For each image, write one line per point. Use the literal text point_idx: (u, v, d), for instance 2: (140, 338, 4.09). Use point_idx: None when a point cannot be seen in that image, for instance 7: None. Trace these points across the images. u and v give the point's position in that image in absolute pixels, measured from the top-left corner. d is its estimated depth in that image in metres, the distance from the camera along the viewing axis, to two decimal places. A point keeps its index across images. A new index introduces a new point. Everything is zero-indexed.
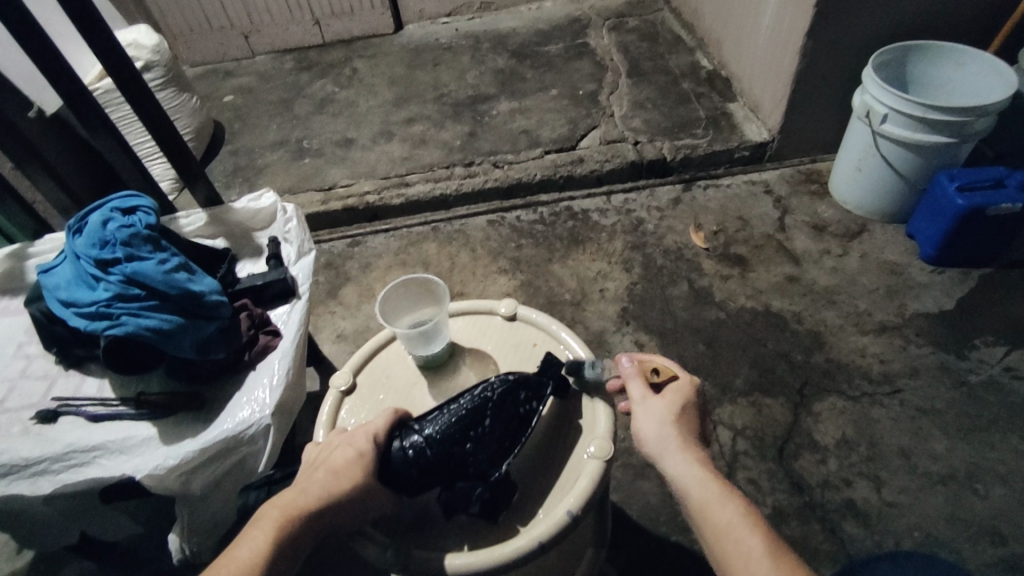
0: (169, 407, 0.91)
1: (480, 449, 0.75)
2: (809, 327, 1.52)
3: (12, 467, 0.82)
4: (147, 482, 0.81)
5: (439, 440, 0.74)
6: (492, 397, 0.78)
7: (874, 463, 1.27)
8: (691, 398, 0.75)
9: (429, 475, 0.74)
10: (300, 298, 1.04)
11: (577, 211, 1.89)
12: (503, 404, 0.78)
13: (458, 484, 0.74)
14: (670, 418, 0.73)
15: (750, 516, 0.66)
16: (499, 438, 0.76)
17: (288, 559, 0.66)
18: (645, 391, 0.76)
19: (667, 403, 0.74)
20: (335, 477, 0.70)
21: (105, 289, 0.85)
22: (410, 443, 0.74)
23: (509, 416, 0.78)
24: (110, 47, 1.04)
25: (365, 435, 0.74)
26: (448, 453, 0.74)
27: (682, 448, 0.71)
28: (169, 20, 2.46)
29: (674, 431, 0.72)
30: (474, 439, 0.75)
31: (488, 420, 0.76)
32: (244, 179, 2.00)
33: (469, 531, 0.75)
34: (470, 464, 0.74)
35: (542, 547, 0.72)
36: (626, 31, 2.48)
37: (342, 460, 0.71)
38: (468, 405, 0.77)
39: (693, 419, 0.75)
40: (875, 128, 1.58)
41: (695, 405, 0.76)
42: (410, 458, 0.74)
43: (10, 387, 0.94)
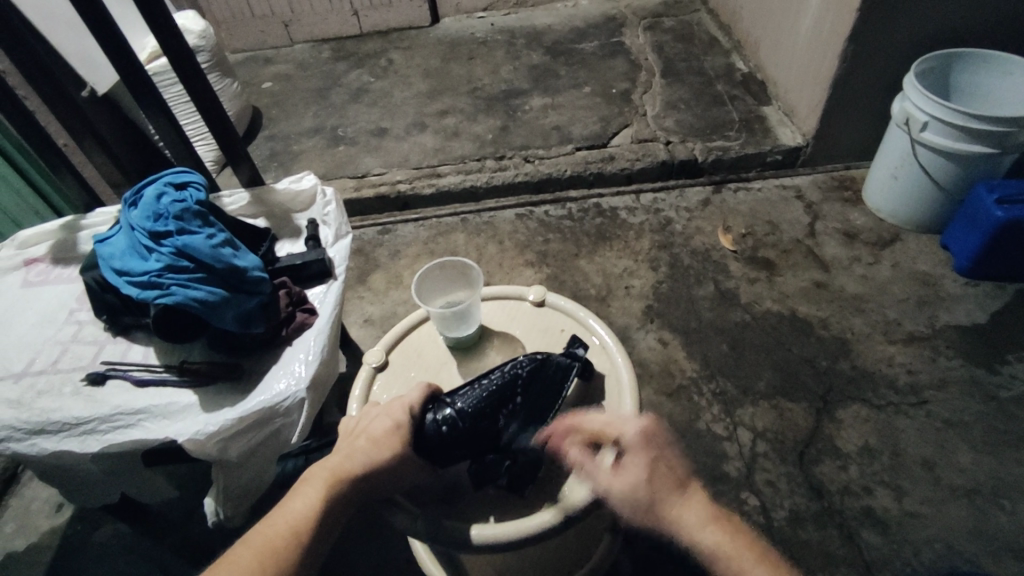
0: (209, 376, 0.95)
1: (512, 424, 0.79)
2: (835, 334, 1.51)
3: (64, 425, 0.87)
4: (188, 446, 0.85)
5: (472, 416, 0.77)
6: (522, 373, 0.81)
7: (896, 472, 1.27)
8: (650, 457, 0.71)
9: (462, 448, 0.77)
10: (336, 279, 1.08)
11: (605, 208, 1.90)
12: (533, 380, 0.81)
13: (488, 457, 0.78)
14: (642, 496, 0.68)
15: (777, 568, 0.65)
16: (526, 413, 0.80)
17: (334, 523, 0.69)
18: (604, 472, 0.71)
19: (630, 479, 0.69)
20: (379, 447, 0.72)
21: (157, 260, 0.89)
22: (443, 416, 0.77)
23: (539, 393, 0.81)
24: (167, 30, 1.08)
25: (402, 407, 0.76)
26: (481, 428, 0.77)
27: (688, 507, 0.69)
28: (214, 6, 2.52)
29: (660, 508, 0.68)
30: (506, 415, 0.79)
31: (519, 397, 0.79)
32: (280, 164, 2.05)
33: (496, 501, 0.78)
34: (500, 438, 0.78)
35: (568, 521, 0.75)
36: (662, 31, 2.47)
37: (383, 431, 0.74)
38: (496, 382, 0.80)
39: (665, 470, 0.71)
40: (913, 136, 1.56)
41: (655, 457, 0.71)
42: (444, 432, 0.76)
43: (63, 350, 0.99)
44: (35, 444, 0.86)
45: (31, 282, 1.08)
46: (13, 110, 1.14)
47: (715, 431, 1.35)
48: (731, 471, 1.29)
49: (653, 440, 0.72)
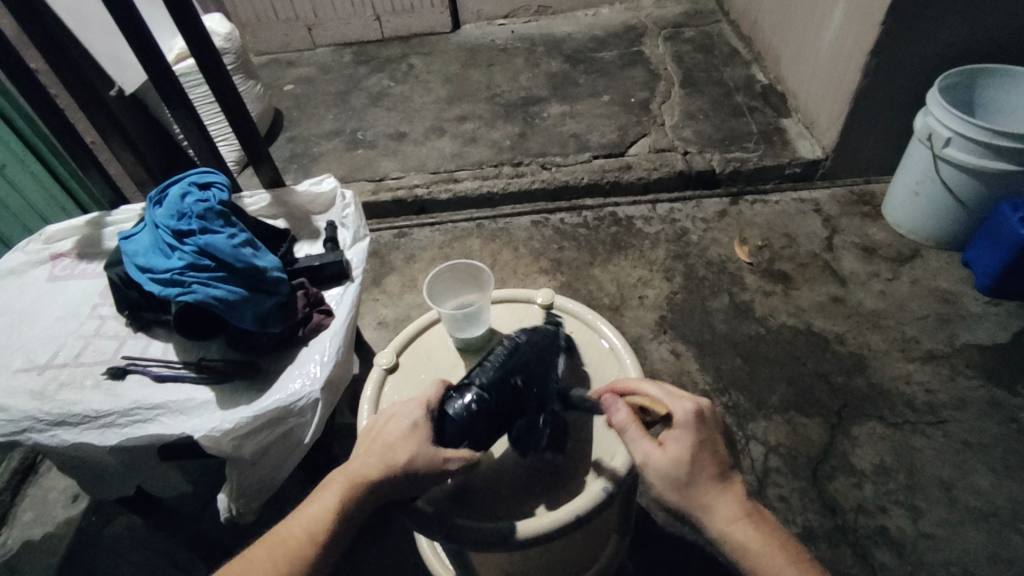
0: (226, 374, 0.96)
1: (534, 389, 0.83)
2: (851, 349, 1.49)
3: (84, 417, 0.89)
4: (204, 442, 0.86)
5: (495, 389, 0.80)
6: (520, 342, 0.87)
7: (911, 492, 1.25)
8: (697, 439, 0.71)
9: (496, 420, 0.79)
10: (352, 281, 1.09)
11: (621, 217, 1.90)
12: (533, 350, 0.86)
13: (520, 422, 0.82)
14: (682, 475, 0.69)
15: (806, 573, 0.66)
16: (540, 376, 0.84)
17: (351, 527, 0.72)
18: (644, 444, 0.72)
19: (671, 457, 0.70)
20: (394, 450, 0.72)
21: (179, 258, 0.91)
22: (469, 396, 0.79)
23: (542, 360, 0.86)
24: (196, 34, 1.10)
25: (419, 405, 0.78)
26: (508, 397, 0.80)
27: (720, 500, 0.69)
28: (239, 9, 2.56)
29: (697, 491, 0.69)
30: (523, 380, 0.83)
31: (528, 363, 0.84)
32: (300, 166, 2.08)
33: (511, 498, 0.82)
34: (527, 404, 0.82)
35: (580, 520, 0.79)
36: (682, 41, 2.48)
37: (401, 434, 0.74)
38: (503, 358, 0.84)
39: (709, 453, 0.71)
40: (936, 151, 1.54)
41: (700, 438, 0.71)
42: (475, 409, 0.78)
43: (85, 343, 1.01)
44: (55, 435, 0.88)
45: (56, 277, 1.11)
46: (46, 109, 1.17)
47: (727, 444, 1.34)
48: (743, 484, 1.28)
49: (703, 422, 0.72)
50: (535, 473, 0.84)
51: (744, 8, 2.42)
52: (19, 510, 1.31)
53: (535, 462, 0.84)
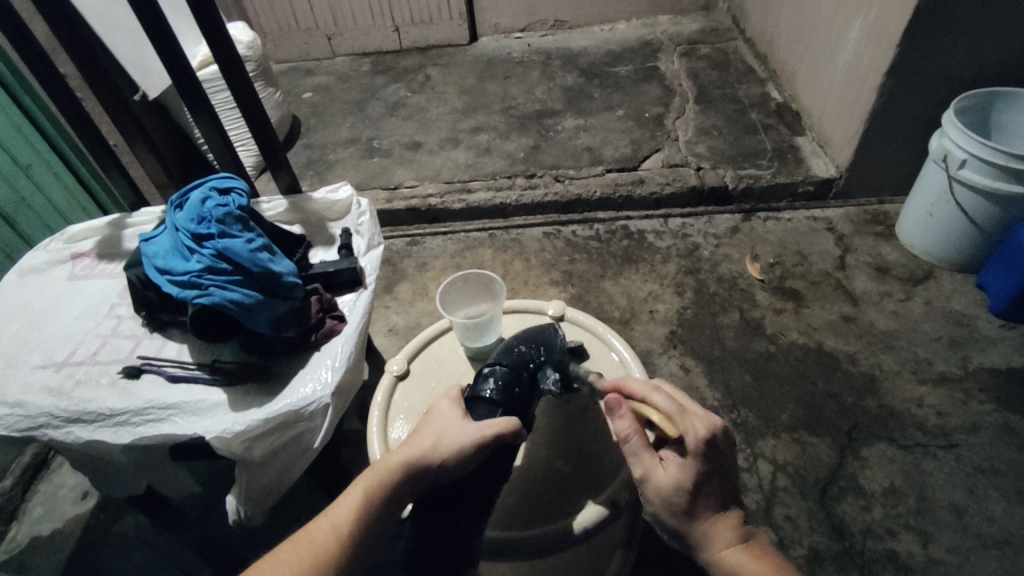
0: (239, 376, 0.97)
1: (537, 348, 0.85)
2: (863, 370, 1.48)
3: (99, 415, 0.91)
4: (215, 443, 0.87)
5: (505, 359, 0.82)
6: (515, 330, 0.90)
7: (922, 516, 1.23)
8: (703, 465, 0.72)
9: (520, 384, 0.80)
10: (366, 288, 1.10)
11: (632, 231, 1.90)
12: (527, 327, 0.90)
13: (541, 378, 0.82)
14: (682, 502, 0.71)
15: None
16: (539, 342, 0.86)
17: (380, 521, 0.69)
18: (648, 465, 0.74)
19: (669, 481, 0.72)
20: (419, 435, 0.73)
21: (197, 261, 0.93)
22: (481, 377, 0.80)
23: (538, 329, 0.89)
24: (224, 44, 1.12)
25: (445, 397, 0.79)
26: (518, 360, 0.82)
27: (711, 523, 0.72)
28: (262, 18, 2.61)
29: (694, 516, 0.72)
30: (523, 347, 0.84)
31: (525, 337, 0.87)
32: (316, 172, 2.10)
33: (521, 507, 0.82)
34: (538, 361, 0.83)
35: (586, 532, 0.79)
36: (697, 57, 2.50)
37: (429, 422, 0.74)
38: (502, 342, 0.86)
39: (713, 481, 0.72)
40: (951, 173, 1.54)
41: (703, 468, 0.72)
42: (491, 381, 0.79)
43: (102, 342, 1.02)
44: (71, 432, 0.90)
45: (76, 276, 1.13)
46: (74, 113, 1.20)
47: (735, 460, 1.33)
48: (750, 503, 1.27)
49: (713, 449, 0.72)
50: (546, 482, 0.84)
51: (760, 27, 2.43)
52: (30, 506, 1.32)
53: (543, 474, 0.85)
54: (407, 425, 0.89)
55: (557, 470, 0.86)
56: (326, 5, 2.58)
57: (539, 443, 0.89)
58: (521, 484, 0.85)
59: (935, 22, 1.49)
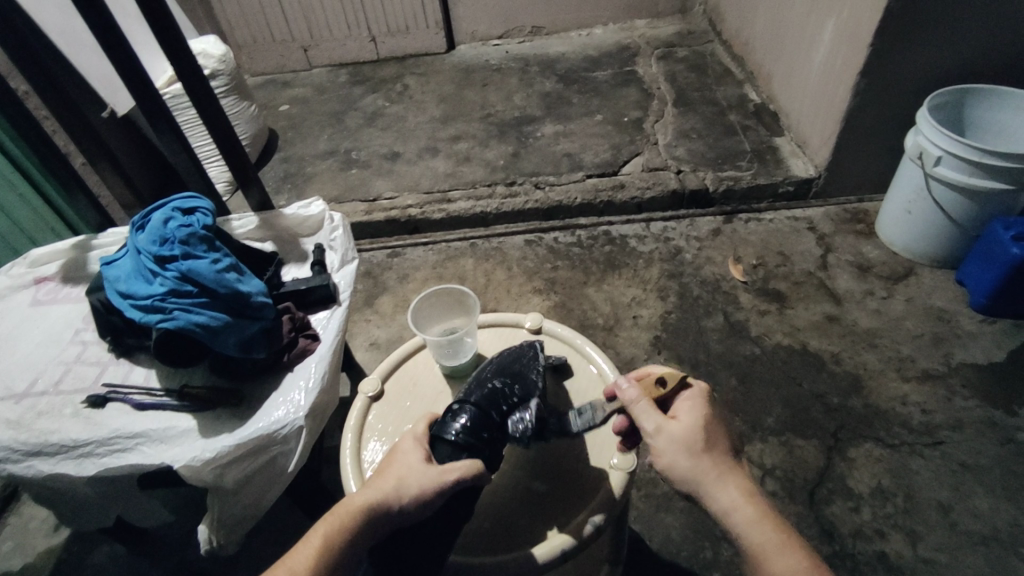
0: (209, 401, 0.94)
1: (511, 385, 0.82)
2: (847, 369, 1.48)
3: (62, 447, 0.87)
4: (183, 471, 0.84)
5: (475, 396, 0.79)
6: (493, 358, 0.86)
7: (910, 515, 1.22)
8: (707, 414, 0.73)
9: (489, 427, 0.77)
10: (340, 305, 1.07)
11: (614, 236, 1.89)
12: (503, 358, 0.86)
13: (510, 420, 0.79)
14: (696, 441, 0.70)
15: (785, 536, 0.66)
16: (513, 377, 0.83)
17: (338, 569, 0.67)
18: (658, 417, 0.72)
19: (689, 423, 0.71)
20: (381, 477, 0.71)
21: (161, 284, 0.89)
22: (453, 415, 0.78)
23: (515, 360, 0.85)
24: (188, 61, 1.10)
25: (410, 436, 0.77)
26: (489, 399, 0.79)
27: (726, 484, 0.68)
28: (236, 30, 2.58)
29: (709, 463, 0.69)
30: (497, 384, 0.81)
31: (501, 371, 0.83)
32: (293, 186, 2.07)
33: (494, 532, 0.80)
34: (510, 400, 0.80)
35: (565, 555, 0.76)
36: (675, 60, 2.50)
37: (390, 463, 0.73)
38: (476, 375, 0.84)
39: (716, 435, 0.72)
40: (927, 170, 1.54)
41: (712, 417, 0.74)
42: (460, 422, 0.76)
43: (66, 370, 0.99)
44: (32, 466, 0.86)
45: (40, 301, 1.10)
46: None
47: None
48: None
49: (709, 403, 0.75)
50: (520, 505, 0.82)
51: (736, 29, 2.44)
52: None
53: (517, 495, 0.83)
54: (380, 447, 0.87)
55: (532, 489, 0.84)
56: (301, 16, 2.56)
57: (516, 462, 0.87)
58: (497, 507, 0.83)
59: (904, 20, 1.50)
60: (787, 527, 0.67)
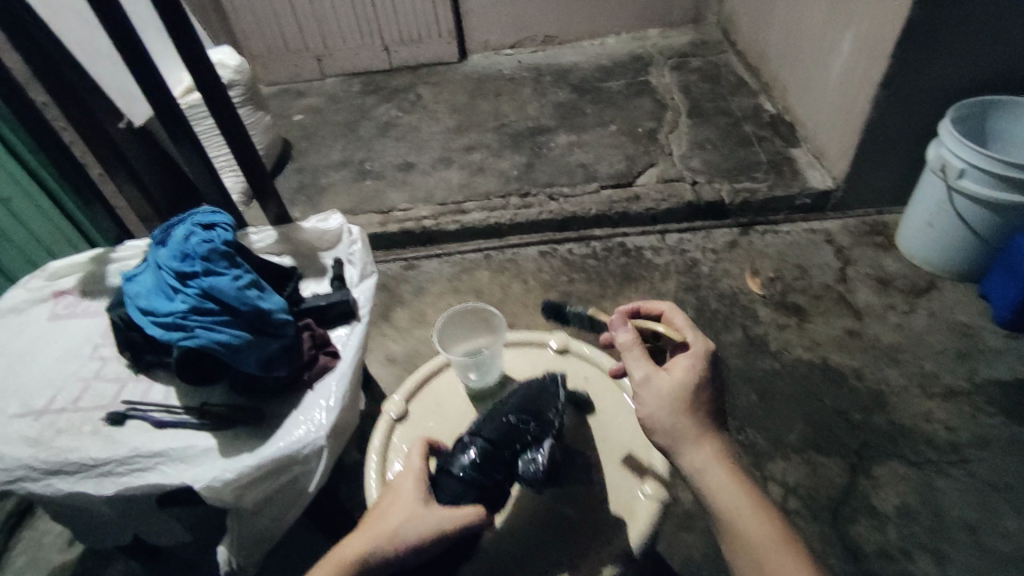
0: (229, 420, 0.92)
1: (527, 422, 0.81)
2: (869, 385, 1.45)
3: (81, 466, 0.87)
4: (205, 492, 0.83)
5: (489, 431, 0.81)
6: (517, 386, 0.87)
7: (937, 537, 1.20)
8: (700, 376, 0.79)
9: (497, 466, 0.79)
10: (359, 321, 1.06)
11: (630, 248, 1.88)
12: (527, 387, 0.86)
13: (522, 459, 0.79)
14: (677, 396, 0.77)
15: (751, 495, 0.73)
16: (531, 412, 0.82)
17: None
18: (648, 368, 0.80)
19: (674, 376, 0.79)
20: (382, 521, 0.73)
21: (182, 301, 0.88)
22: (465, 449, 0.79)
23: (538, 392, 0.85)
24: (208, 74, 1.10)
25: (412, 472, 0.78)
26: (502, 435, 0.80)
27: (699, 442, 0.75)
28: (250, 41, 2.60)
29: (686, 421, 0.76)
30: (513, 419, 0.82)
31: (520, 404, 0.83)
32: (307, 196, 2.07)
33: (520, 560, 0.79)
34: (524, 438, 0.80)
35: None
36: (688, 71, 2.50)
37: (391, 505, 0.75)
38: (498, 406, 0.85)
39: (700, 396, 0.78)
40: (950, 183, 1.52)
41: (704, 376, 0.80)
42: (469, 459, 0.78)
43: (85, 386, 0.98)
44: (50, 484, 0.86)
45: (58, 315, 1.10)
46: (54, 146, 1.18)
47: None
48: None
49: (706, 365, 0.81)
50: (550, 533, 0.81)
51: (751, 40, 2.43)
52: (13, 555, 1.27)
53: (549, 519, 0.82)
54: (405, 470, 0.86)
55: (562, 516, 0.82)
56: (315, 26, 2.57)
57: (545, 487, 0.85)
58: (524, 536, 0.81)
59: (924, 30, 1.49)
60: (752, 487, 0.74)
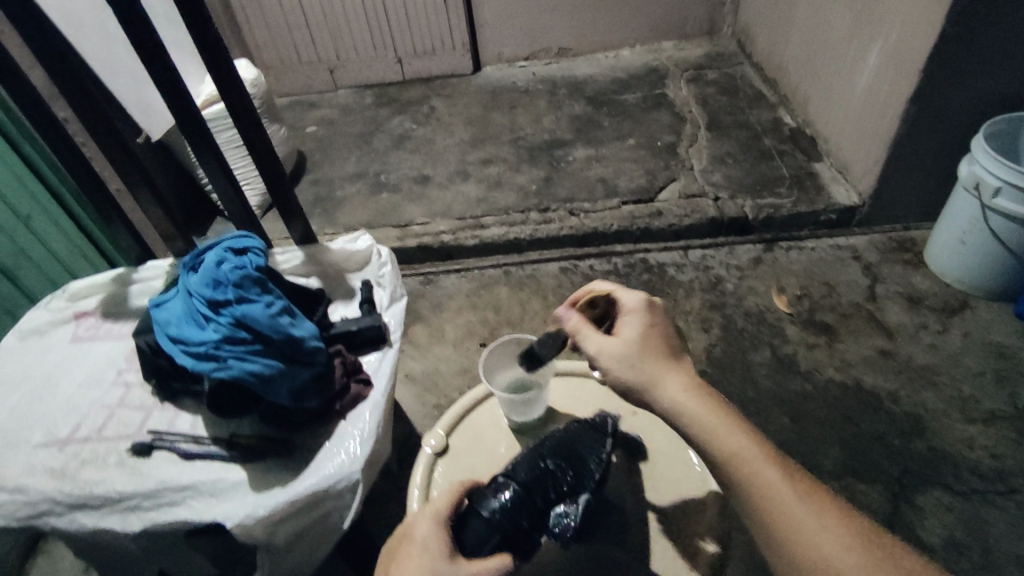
0: (260, 452, 0.89)
1: (564, 470, 0.83)
2: (906, 409, 1.41)
3: (106, 500, 0.85)
4: (236, 531, 0.80)
5: (524, 475, 0.81)
6: (556, 431, 0.89)
7: (986, 570, 1.16)
8: (645, 328, 0.84)
9: (529, 512, 0.78)
10: (391, 347, 1.02)
11: (652, 264, 1.85)
12: (567, 435, 0.88)
13: (554, 511, 0.80)
14: (632, 352, 0.81)
15: (729, 418, 0.76)
16: (569, 460, 0.84)
17: None
18: (599, 338, 0.84)
19: (625, 336, 0.83)
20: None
21: (214, 330, 0.86)
22: (497, 489, 0.79)
23: (577, 440, 0.86)
24: (237, 92, 1.07)
25: (430, 518, 0.73)
26: (538, 480, 0.81)
27: (667, 385, 0.79)
28: (263, 52, 2.59)
29: (649, 370, 0.80)
30: (551, 465, 0.83)
31: (559, 451, 0.85)
32: (323, 210, 2.04)
33: None
34: (560, 488, 0.81)
35: None
36: (705, 83, 2.47)
37: (408, 559, 0.70)
38: (535, 449, 0.86)
39: (654, 346, 0.82)
40: (985, 202, 1.49)
41: (650, 326, 0.84)
42: (500, 501, 0.77)
43: (109, 415, 0.96)
44: (76, 519, 0.85)
45: (80, 337, 1.07)
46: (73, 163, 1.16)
47: None
48: None
49: (647, 314, 0.85)
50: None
51: (768, 52, 2.41)
52: None
53: (599, 563, 0.87)
54: None
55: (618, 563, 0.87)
56: (329, 37, 2.55)
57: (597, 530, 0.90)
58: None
59: (958, 45, 1.46)
60: (728, 411, 0.77)
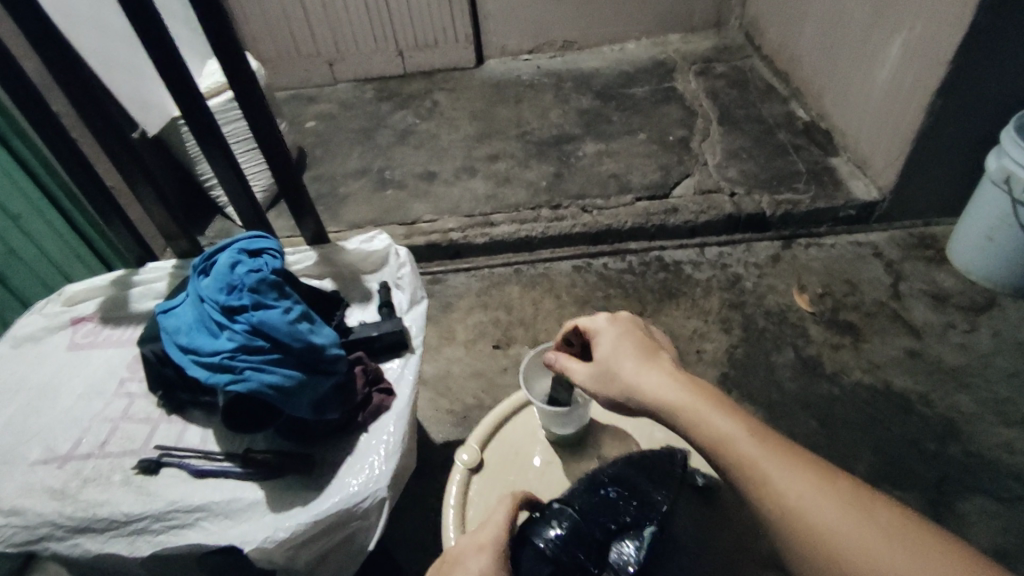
0: (276, 469, 0.84)
1: (627, 500, 0.79)
2: (938, 411, 1.37)
3: (111, 523, 0.79)
4: (255, 555, 0.74)
5: (582, 502, 0.76)
6: (615, 461, 0.86)
7: None
8: (615, 343, 0.81)
9: (586, 542, 0.72)
10: (413, 352, 0.96)
11: (668, 262, 1.79)
12: (630, 465, 0.85)
13: (614, 544, 0.74)
14: (607, 373, 0.79)
15: (714, 401, 0.68)
16: (632, 492, 0.81)
17: None
18: (577, 369, 0.83)
19: (597, 359, 0.81)
20: None
21: (229, 339, 0.80)
22: (552, 517, 0.73)
23: (640, 471, 0.84)
24: (245, 82, 1.00)
25: (489, 552, 0.70)
26: (599, 509, 0.76)
27: (648, 384, 0.74)
28: (260, 45, 2.51)
29: (626, 379, 0.76)
30: (614, 495, 0.79)
31: (621, 481, 0.81)
32: (326, 208, 1.97)
33: None
34: (623, 519, 0.77)
35: None
36: (714, 76, 2.42)
37: None
38: (592, 476, 0.82)
39: (626, 355, 0.78)
40: (1015, 196, 1.44)
41: (621, 339, 0.81)
42: (556, 532, 0.71)
43: (112, 429, 0.90)
44: (79, 544, 0.79)
45: (78, 344, 1.00)
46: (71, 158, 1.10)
47: None
48: None
49: (614, 331, 0.82)
50: None
51: (779, 45, 2.36)
52: None
53: None
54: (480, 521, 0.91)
55: None
56: (328, 29, 2.48)
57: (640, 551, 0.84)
58: None
59: (989, 35, 1.42)
60: (716, 396, 0.69)
